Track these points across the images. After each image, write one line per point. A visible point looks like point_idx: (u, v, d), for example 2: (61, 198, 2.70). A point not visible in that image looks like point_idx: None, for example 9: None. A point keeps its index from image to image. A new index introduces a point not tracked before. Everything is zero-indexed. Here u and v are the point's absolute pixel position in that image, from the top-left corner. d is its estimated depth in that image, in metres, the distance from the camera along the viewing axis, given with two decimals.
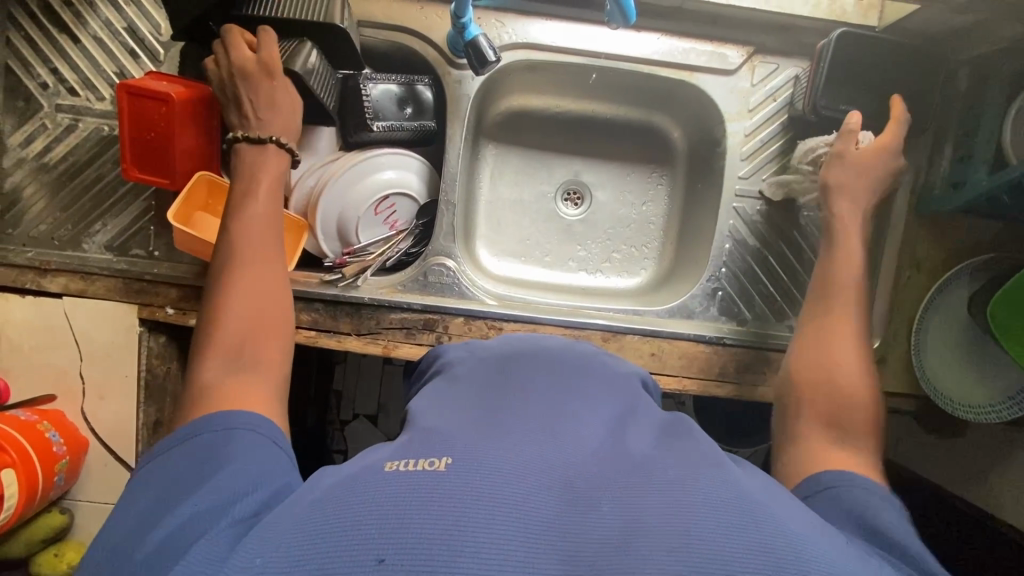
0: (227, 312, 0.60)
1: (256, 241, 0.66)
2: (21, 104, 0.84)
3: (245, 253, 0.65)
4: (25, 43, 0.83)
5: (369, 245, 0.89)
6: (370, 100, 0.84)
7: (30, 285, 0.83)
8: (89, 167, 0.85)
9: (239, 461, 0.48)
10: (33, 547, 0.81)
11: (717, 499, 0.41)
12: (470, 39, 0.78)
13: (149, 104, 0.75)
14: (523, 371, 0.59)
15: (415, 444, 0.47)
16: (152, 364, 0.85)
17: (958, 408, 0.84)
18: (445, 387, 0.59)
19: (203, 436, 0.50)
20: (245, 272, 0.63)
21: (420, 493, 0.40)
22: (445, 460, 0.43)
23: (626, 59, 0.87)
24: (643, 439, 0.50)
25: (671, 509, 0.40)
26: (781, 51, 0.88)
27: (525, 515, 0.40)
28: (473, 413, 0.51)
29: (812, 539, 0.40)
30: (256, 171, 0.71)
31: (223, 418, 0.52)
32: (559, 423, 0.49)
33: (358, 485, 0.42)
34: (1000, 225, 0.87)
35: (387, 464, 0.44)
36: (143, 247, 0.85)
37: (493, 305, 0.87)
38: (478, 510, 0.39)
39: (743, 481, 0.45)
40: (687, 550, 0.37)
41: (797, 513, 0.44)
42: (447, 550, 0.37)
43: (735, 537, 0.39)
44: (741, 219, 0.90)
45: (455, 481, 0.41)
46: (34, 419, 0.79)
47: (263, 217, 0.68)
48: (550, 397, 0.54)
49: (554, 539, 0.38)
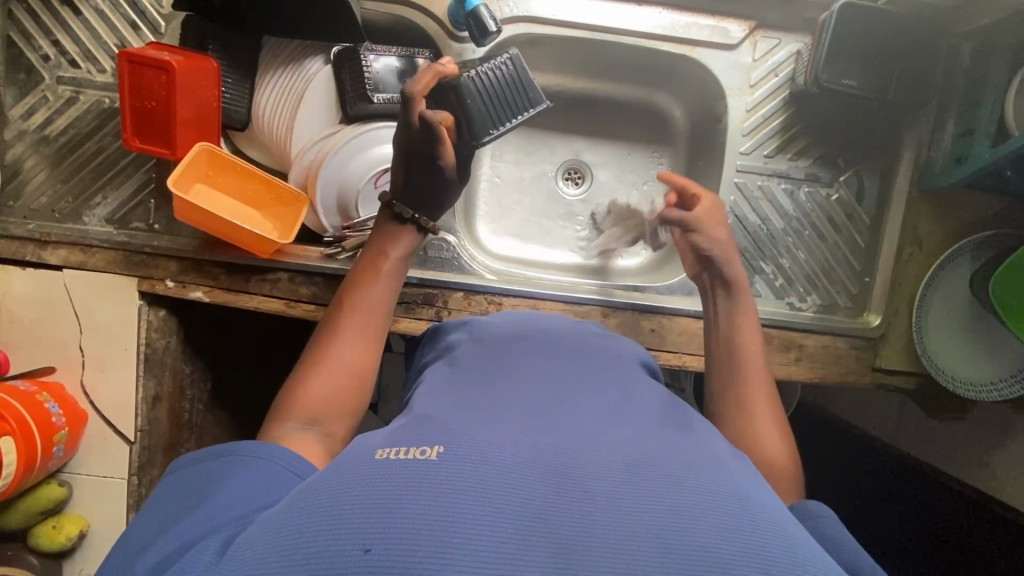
0: (321, 381, 0.59)
1: (366, 324, 0.65)
2: (22, 76, 0.84)
3: (354, 330, 0.64)
4: (27, 14, 0.83)
5: (368, 220, 0.87)
6: (371, 72, 0.85)
7: (30, 258, 0.83)
8: (90, 139, 0.85)
9: (248, 475, 0.47)
10: (30, 519, 0.81)
11: (715, 501, 0.40)
12: (472, 10, 0.78)
13: (149, 72, 0.75)
14: (522, 360, 0.58)
15: (408, 432, 0.46)
16: (152, 338, 0.85)
17: (963, 386, 0.85)
18: (442, 377, 0.59)
19: (231, 458, 0.49)
20: (351, 348, 0.62)
21: (410, 482, 0.39)
22: (438, 449, 0.42)
23: (627, 33, 0.87)
24: (641, 427, 0.49)
25: (666, 506, 0.39)
26: (784, 26, 0.88)
27: (517, 505, 0.38)
28: (468, 403, 0.50)
29: (806, 547, 0.39)
30: (385, 252, 0.70)
31: (250, 447, 0.50)
32: (555, 413, 0.48)
33: (348, 472, 0.41)
34: (1003, 202, 0.86)
35: (379, 451, 0.43)
36: (143, 220, 0.85)
37: (492, 280, 0.87)
38: (469, 499, 0.38)
39: (740, 483, 0.44)
40: (678, 550, 0.36)
41: (787, 515, 0.42)
42: (433, 540, 0.35)
43: (727, 536, 0.37)
44: (743, 196, 0.90)
45: (446, 470, 0.40)
46: (33, 390, 0.79)
47: (377, 295, 0.67)
48: (548, 388, 0.53)
49: (543, 530, 0.37)
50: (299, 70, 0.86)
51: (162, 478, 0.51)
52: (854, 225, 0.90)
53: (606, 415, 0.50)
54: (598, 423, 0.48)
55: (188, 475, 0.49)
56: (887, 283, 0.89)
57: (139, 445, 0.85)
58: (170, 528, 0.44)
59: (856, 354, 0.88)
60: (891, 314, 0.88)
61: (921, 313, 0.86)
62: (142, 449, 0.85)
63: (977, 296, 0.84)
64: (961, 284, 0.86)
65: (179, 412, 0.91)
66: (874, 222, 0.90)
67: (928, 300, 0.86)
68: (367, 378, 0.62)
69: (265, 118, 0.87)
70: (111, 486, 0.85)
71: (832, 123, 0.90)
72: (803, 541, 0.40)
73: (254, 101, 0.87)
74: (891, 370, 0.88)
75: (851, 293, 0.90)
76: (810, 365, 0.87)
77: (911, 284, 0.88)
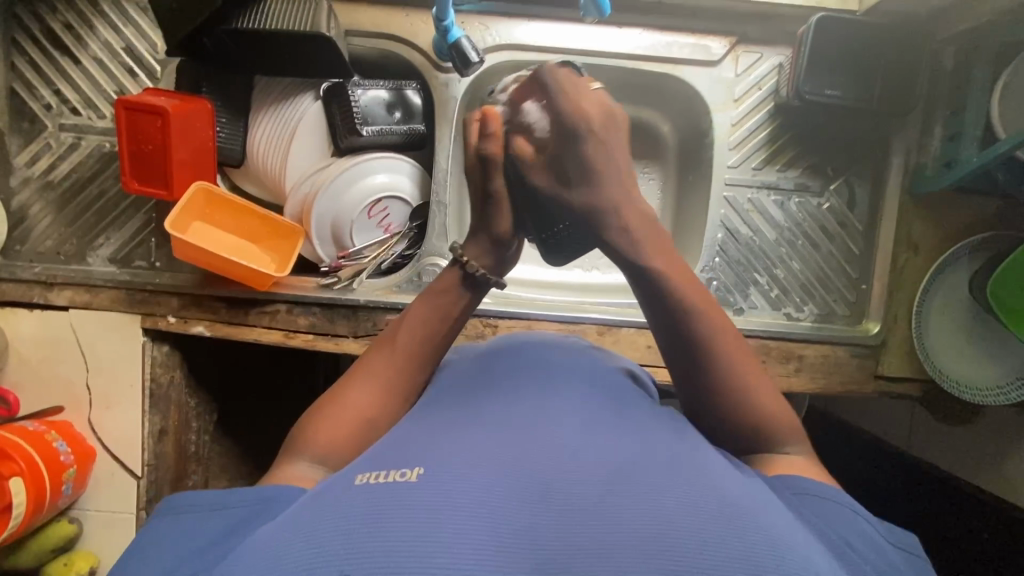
0: (337, 420, 0.57)
1: (396, 363, 0.62)
2: (26, 125, 0.87)
3: (375, 372, 0.62)
4: (29, 66, 0.86)
5: (363, 249, 0.89)
6: (359, 105, 0.85)
7: (37, 300, 0.85)
8: (92, 183, 0.87)
9: (248, 521, 0.47)
10: (43, 556, 0.82)
11: (698, 508, 0.40)
12: (454, 42, 0.80)
13: (145, 117, 0.77)
14: (509, 375, 0.59)
15: (387, 455, 0.46)
16: (156, 373, 0.86)
17: (971, 393, 0.84)
18: (430, 396, 0.59)
19: (231, 506, 0.48)
20: (374, 390, 0.60)
21: (391, 504, 0.39)
22: (417, 471, 0.42)
23: (611, 55, 0.88)
24: (619, 433, 0.49)
25: (647, 514, 0.39)
26: (765, 40, 0.89)
27: (498, 520, 0.38)
28: (450, 423, 0.51)
29: (788, 539, 0.39)
30: (433, 299, 0.66)
31: (254, 492, 0.49)
32: (536, 428, 0.49)
33: (329, 501, 0.42)
34: (995, 204, 0.86)
35: (359, 477, 0.44)
36: (145, 259, 0.87)
37: (487, 301, 0.88)
38: (452, 518, 0.38)
39: (718, 483, 0.44)
40: (657, 554, 0.36)
41: (772, 516, 0.42)
42: (415, 555, 0.36)
43: (709, 539, 0.37)
44: (733, 209, 0.90)
45: (427, 489, 0.40)
46: (42, 429, 0.81)
47: (411, 334, 0.64)
48: (533, 404, 0.53)
49: (525, 549, 0.37)
50: (291, 107, 0.88)
51: (161, 509, 0.51)
52: (847, 232, 0.90)
53: (588, 426, 0.50)
54: (583, 434, 0.48)
55: (187, 512, 0.49)
56: (885, 289, 0.88)
57: (146, 480, 0.86)
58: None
59: (856, 362, 0.87)
60: (891, 319, 0.87)
61: (922, 317, 0.86)
62: (150, 483, 0.86)
63: (976, 296, 0.83)
64: (960, 286, 0.85)
65: (186, 445, 0.92)
66: (867, 230, 0.90)
67: (929, 300, 0.86)
68: (384, 425, 0.59)
69: (259, 155, 0.89)
70: (120, 521, 0.86)
71: (821, 130, 0.90)
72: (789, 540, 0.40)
73: (248, 139, 0.89)
74: (893, 377, 0.87)
75: (848, 300, 0.89)
76: (810, 374, 0.86)
77: (909, 289, 0.87)
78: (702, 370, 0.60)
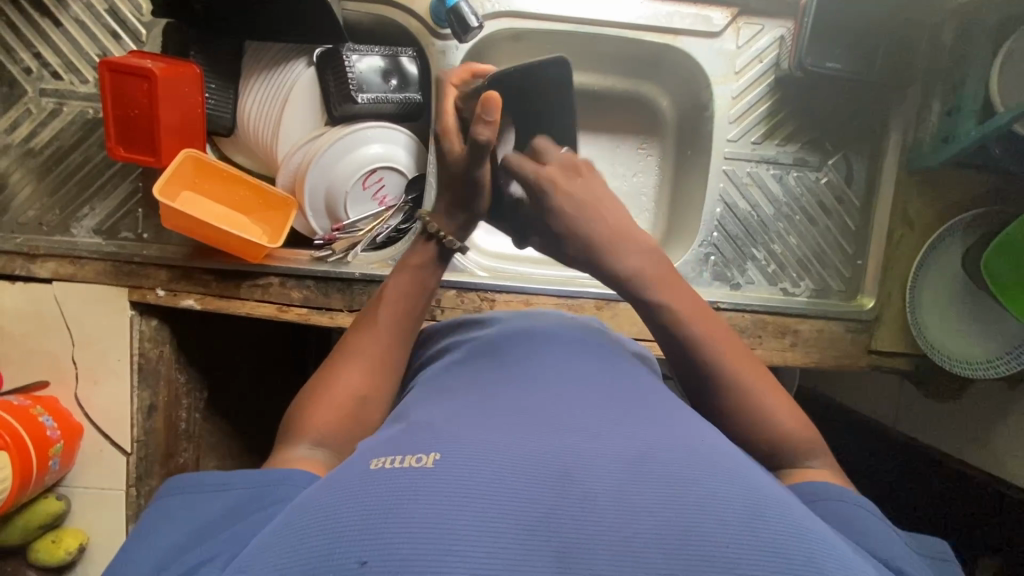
0: (329, 402, 0.56)
1: (381, 342, 0.62)
2: (4, 89, 0.83)
3: (360, 356, 0.61)
4: (8, 28, 0.83)
5: (358, 221, 0.88)
6: (354, 72, 0.83)
7: (19, 272, 0.83)
8: (75, 151, 0.84)
9: (255, 503, 0.46)
10: (31, 533, 0.80)
11: (719, 498, 0.39)
12: (452, 6, 0.78)
13: (130, 80, 0.75)
14: (518, 362, 0.58)
15: (400, 441, 0.45)
16: (145, 348, 0.84)
17: (958, 364, 0.85)
18: (439, 380, 0.58)
19: (236, 488, 0.47)
20: (364, 373, 0.59)
21: (406, 489, 0.39)
22: (434, 456, 0.42)
23: (611, 24, 0.87)
24: (634, 415, 0.49)
25: (669, 510, 0.38)
26: (767, 11, 0.88)
27: (515, 511, 0.37)
28: (466, 407, 0.50)
29: (809, 530, 0.39)
30: (409, 274, 0.69)
31: (259, 476, 0.48)
32: (550, 413, 0.48)
33: (342, 484, 0.41)
34: (991, 179, 0.87)
35: (373, 461, 0.43)
36: (131, 230, 0.84)
37: (483, 276, 0.87)
38: (468, 507, 0.37)
39: (740, 476, 0.43)
40: (679, 547, 0.35)
41: (792, 506, 0.41)
42: (432, 544, 0.35)
43: (730, 534, 0.36)
44: (731, 183, 0.90)
45: (441, 477, 0.39)
46: (27, 404, 0.78)
47: (387, 313, 0.65)
48: (543, 388, 0.52)
49: (544, 537, 0.36)
50: (283, 74, 0.85)
51: (164, 491, 0.50)
52: (845, 208, 0.90)
53: (601, 407, 0.49)
54: (598, 420, 0.47)
55: (188, 492, 0.48)
56: (879, 267, 0.88)
57: (136, 456, 0.84)
58: (178, 554, 0.43)
59: (851, 337, 0.88)
60: (885, 295, 0.88)
61: (916, 291, 0.86)
62: (139, 460, 0.84)
63: (969, 270, 0.84)
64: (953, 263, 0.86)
65: (177, 422, 0.90)
66: (864, 206, 0.90)
67: (923, 280, 0.87)
68: (377, 403, 0.58)
69: (251, 123, 0.87)
70: (110, 498, 0.84)
71: (821, 105, 0.90)
72: (809, 530, 0.39)
73: (238, 106, 0.87)
74: (887, 352, 0.88)
75: (844, 276, 0.90)
76: (805, 349, 0.87)
77: (904, 266, 0.88)
78: (694, 342, 0.61)
